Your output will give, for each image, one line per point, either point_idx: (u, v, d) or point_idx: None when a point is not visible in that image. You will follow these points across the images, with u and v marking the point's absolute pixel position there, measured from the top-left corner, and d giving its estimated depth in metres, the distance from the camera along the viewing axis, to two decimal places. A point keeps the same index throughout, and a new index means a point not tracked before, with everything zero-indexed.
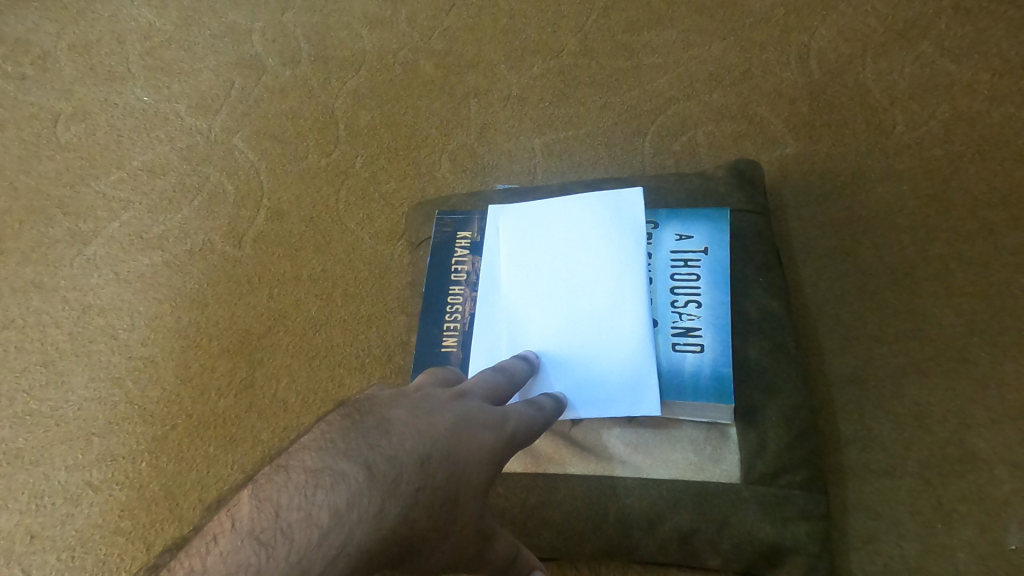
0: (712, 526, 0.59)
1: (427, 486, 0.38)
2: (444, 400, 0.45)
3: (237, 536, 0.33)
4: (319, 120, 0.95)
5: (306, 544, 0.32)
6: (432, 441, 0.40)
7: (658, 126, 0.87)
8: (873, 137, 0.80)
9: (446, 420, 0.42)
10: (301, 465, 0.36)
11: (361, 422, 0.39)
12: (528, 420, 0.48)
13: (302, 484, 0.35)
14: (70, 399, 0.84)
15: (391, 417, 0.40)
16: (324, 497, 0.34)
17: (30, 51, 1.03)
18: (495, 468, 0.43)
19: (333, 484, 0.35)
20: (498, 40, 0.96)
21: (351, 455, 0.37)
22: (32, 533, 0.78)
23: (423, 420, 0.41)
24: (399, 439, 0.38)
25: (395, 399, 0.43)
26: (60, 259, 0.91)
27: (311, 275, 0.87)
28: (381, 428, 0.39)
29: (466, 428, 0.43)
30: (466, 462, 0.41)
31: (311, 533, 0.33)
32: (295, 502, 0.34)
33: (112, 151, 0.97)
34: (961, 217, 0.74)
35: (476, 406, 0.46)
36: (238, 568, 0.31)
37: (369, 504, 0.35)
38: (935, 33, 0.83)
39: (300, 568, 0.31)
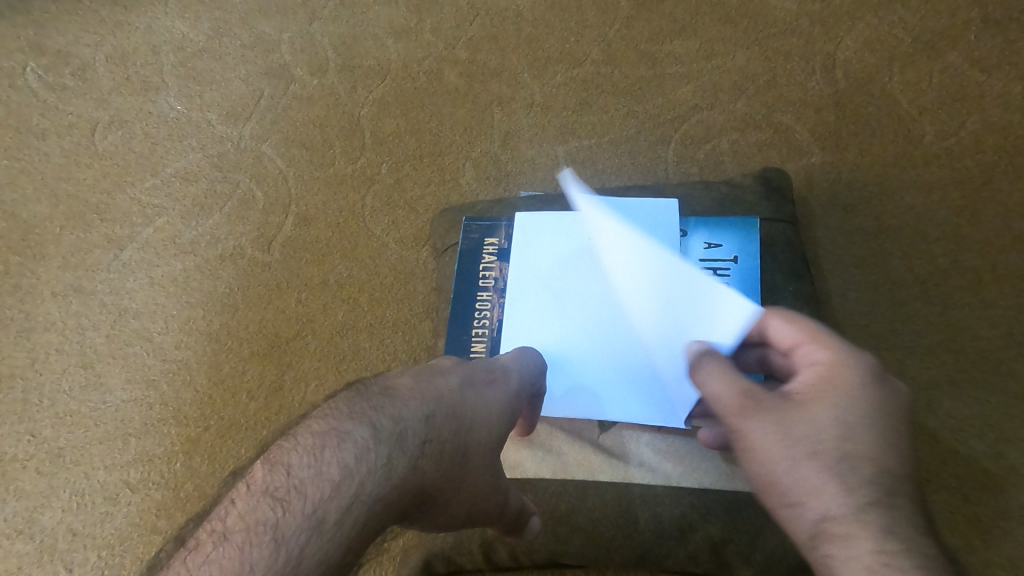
0: (744, 537, 0.59)
1: (432, 437, 0.44)
2: (442, 364, 0.51)
3: (253, 496, 0.39)
4: (346, 128, 0.97)
5: (319, 498, 0.38)
6: (435, 401, 0.46)
7: (682, 134, 0.87)
8: (902, 147, 0.80)
9: (450, 381, 0.48)
10: (309, 431, 0.42)
11: (364, 390, 0.46)
12: (527, 378, 0.54)
13: (311, 446, 0.41)
14: (107, 400, 0.86)
15: (394, 383, 0.46)
16: (333, 454, 0.40)
17: (70, 63, 1.07)
18: (503, 416, 0.50)
19: (340, 444, 0.41)
20: (523, 49, 0.97)
21: (355, 418, 0.43)
22: (73, 531, 0.80)
23: (426, 383, 0.47)
24: (401, 402, 0.45)
25: (399, 369, 0.49)
26: (97, 264, 0.94)
27: (339, 280, 0.89)
28: (384, 393, 0.45)
29: (469, 387, 0.49)
30: (470, 414, 0.47)
31: (325, 488, 0.39)
32: (305, 462, 0.40)
33: (148, 158, 1.00)
34: (993, 228, 0.74)
35: (478, 367, 0.52)
36: (259, 523, 0.37)
37: (376, 458, 0.41)
38: (964, 42, 0.83)
39: (317, 518, 0.37)
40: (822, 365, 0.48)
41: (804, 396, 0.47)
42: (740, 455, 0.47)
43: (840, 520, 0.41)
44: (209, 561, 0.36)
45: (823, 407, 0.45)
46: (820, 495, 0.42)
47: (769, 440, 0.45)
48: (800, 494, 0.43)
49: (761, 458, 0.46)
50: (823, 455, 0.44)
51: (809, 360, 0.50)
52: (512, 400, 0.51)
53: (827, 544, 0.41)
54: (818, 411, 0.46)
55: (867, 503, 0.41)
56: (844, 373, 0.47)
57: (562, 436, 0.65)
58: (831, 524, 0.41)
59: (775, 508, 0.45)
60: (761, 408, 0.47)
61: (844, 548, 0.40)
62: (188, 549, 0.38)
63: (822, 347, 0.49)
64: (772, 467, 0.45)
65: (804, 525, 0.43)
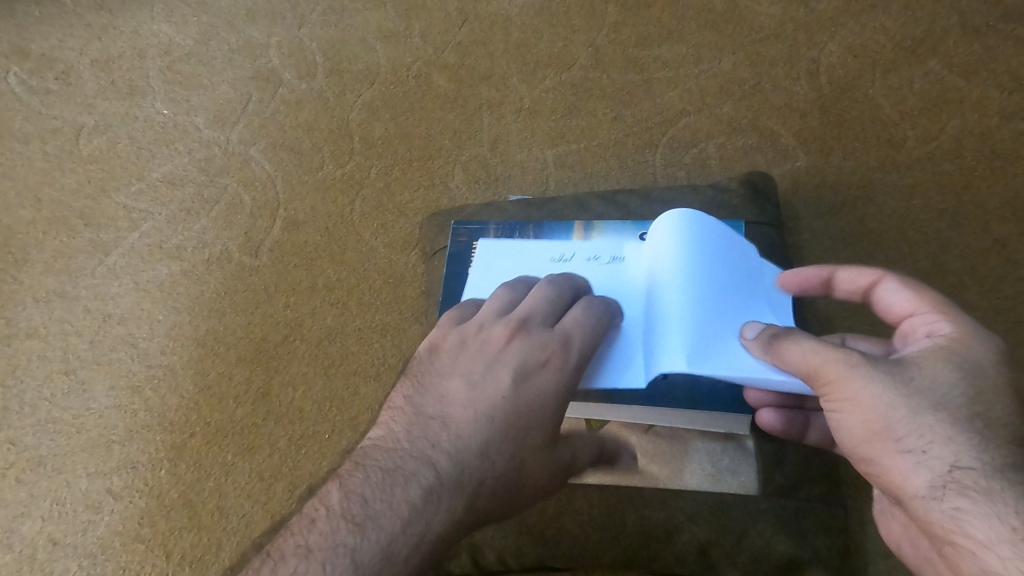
0: (730, 538, 0.59)
1: (490, 469, 0.45)
2: (498, 351, 0.50)
3: (332, 520, 0.42)
4: (334, 132, 0.97)
5: (392, 532, 0.41)
6: (492, 426, 0.46)
7: (669, 138, 0.88)
8: (884, 151, 0.81)
9: (503, 381, 0.48)
10: (377, 464, 0.45)
11: (424, 415, 0.48)
12: (589, 341, 0.50)
13: (381, 480, 0.44)
14: (91, 406, 0.85)
15: (451, 405, 0.48)
16: (402, 491, 0.43)
17: (54, 67, 1.06)
18: (557, 411, 0.48)
19: (407, 482, 0.43)
20: (511, 54, 0.97)
21: (418, 455, 0.45)
22: (54, 540, 0.79)
23: (481, 393, 0.48)
24: (458, 431, 0.46)
25: (459, 376, 0.50)
26: (81, 270, 0.93)
27: (327, 284, 0.88)
28: (441, 424, 0.47)
29: (523, 384, 0.48)
30: (521, 430, 0.47)
31: (396, 522, 0.41)
32: (377, 495, 0.43)
33: (133, 163, 0.99)
34: (972, 230, 0.76)
35: (532, 347, 0.50)
36: (338, 547, 0.40)
37: (441, 498, 0.43)
38: (943, 49, 0.84)
39: (390, 551, 0.40)
40: (946, 334, 0.46)
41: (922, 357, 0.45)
42: (841, 404, 0.46)
43: (971, 472, 0.40)
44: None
45: (949, 368, 0.44)
46: (947, 445, 0.41)
47: (884, 389, 0.44)
48: (922, 443, 0.42)
49: (874, 407, 0.44)
50: (949, 409, 0.42)
51: (928, 332, 0.47)
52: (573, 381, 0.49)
53: (955, 498, 0.40)
54: (940, 369, 0.44)
55: (1003, 461, 0.40)
56: (968, 339, 0.45)
57: None
58: (961, 475, 0.40)
59: (885, 456, 0.44)
60: (872, 362, 0.45)
61: (976, 501, 0.39)
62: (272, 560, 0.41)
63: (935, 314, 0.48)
64: (887, 417, 0.43)
65: (922, 474, 0.42)
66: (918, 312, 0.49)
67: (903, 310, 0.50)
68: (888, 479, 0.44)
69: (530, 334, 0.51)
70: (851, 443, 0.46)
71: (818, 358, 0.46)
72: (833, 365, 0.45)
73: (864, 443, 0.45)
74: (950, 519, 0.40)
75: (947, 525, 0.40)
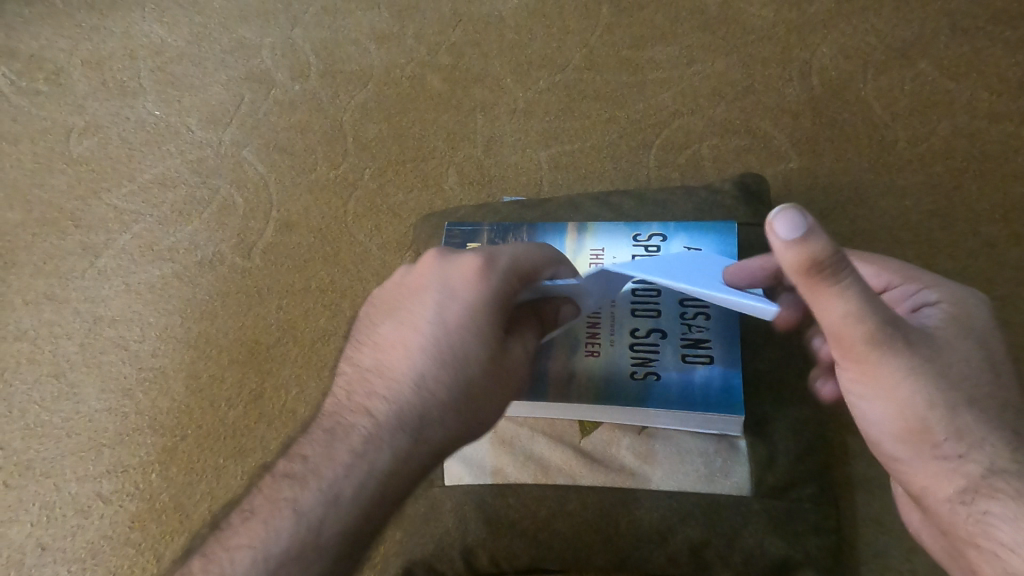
0: (723, 539, 0.59)
1: (436, 400, 0.46)
2: (419, 286, 0.49)
3: (274, 481, 0.44)
4: (327, 133, 0.97)
5: (334, 478, 0.43)
6: (425, 360, 0.46)
7: (662, 139, 0.88)
8: (876, 152, 0.82)
9: (430, 313, 0.47)
10: (321, 422, 0.46)
11: (361, 364, 0.48)
12: (520, 259, 0.49)
13: (323, 436, 0.45)
14: (80, 410, 0.85)
15: (384, 349, 0.48)
16: (342, 441, 0.44)
17: (44, 68, 1.05)
18: (491, 330, 0.47)
19: (347, 432, 0.45)
20: (505, 55, 0.97)
21: (355, 407, 0.46)
22: (42, 545, 0.79)
23: (410, 332, 0.47)
24: (393, 375, 0.46)
25: (389, 321, 0.49)
26: (71, 272, 0.92)
27: (320, 286, 0.88)
28: (376, 371, 0.47)
29: (449, 309, 0.47)
30: (460, 357, 0.46)
31: (337, 469, 0.43)
32: (318, 449, 0.45)
33: (124, 164, 0.98)
34: (962, 232, 0.76)
35: (453, 271, 0.48)
36: (280, 503, 0.42)
37: (382, 438, 0.44)
38: (934, 51, 0.85)
39: (333, 494, 0.42)
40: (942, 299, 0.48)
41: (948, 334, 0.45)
42: (876, 403, 0.45)
43: (1005, 476, 0.42)
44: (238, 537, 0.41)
45: (975, 358, 0.45)
46: (979, 449, 0.43)
47: (930, 390, 0.43)
48: (960, 449, 0.43)
49: (911, 409, 0.44)
50: (982, 409, 0.44)
51: (922, 301, 0.49)
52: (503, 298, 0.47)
53: (985, 501, 0.42)
54: (963, 346, 0.45)
55: None
56: (958, 304, 0.47)
57: (543, 441, 0.65)
58: (993, 478, 0.42)
59: (920, 457, 0.45)
60: (912, 354, 0.43)
61: (1006, 504, 0.41)
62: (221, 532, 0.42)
63: (913, 284, 0.50)
64: (924, 420, 0.44)
65: (955, 478, 0.44)
66: (893, 285, 0.51)
67: (880, 284, 0.51)
68: (917, 478, 0.46)
69: (449, 260, 0.49)
70: (880, 440, 0.47)
71: (851, 326, 0.41)
72: (867, 343, 0.42)
73: (897, 442, 0.46)
74: (975, 522, 0.42)
75: (974, 526, 0.42)
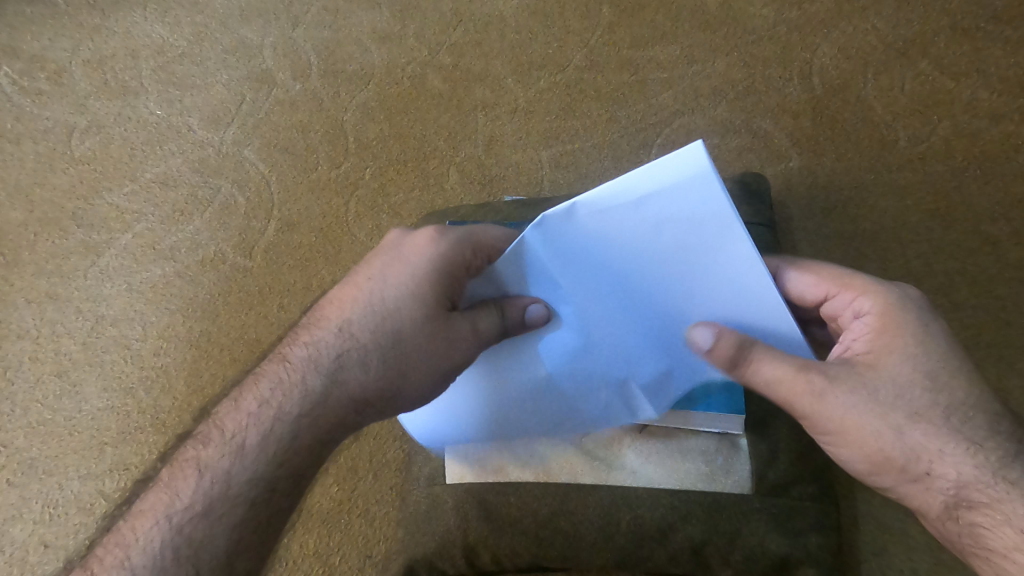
0: (724, 537, 0.59)
1: (370, 354, 0.50)
2: (371, 250, 0.53)
3: (190, 439, 0.49)
4: (328, 133, 0.97)
5: (246, 420, 0.48)
6: (352, 314, 0.51)
7: (663, 139, 0.89)
8: (876, 152, 0.82)
9: (370, 272, 0.52)
10: (252, 369, 0.52)
11: (302, 319, 0.53)
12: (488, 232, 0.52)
13: (249, 381, 0.50)
14: (82, 408, 0.85)
15: (323, 304, 0.52)
16: (262, 385, 0.50)
17: (46, 67, 1.05)
18: (423, 289, 0.50)
19: (269, 380, 0.50)
20: (505, 54, 0.97)
21: (280, 357, 0.51)
22: (45, 543, 0.79)
23: (347, 289, 0.52)
24: (323, 327, 0.51)
25: (341, 282, 0.53)
26: (73, 271, 0.92)
27: (321, 285, 0.88)
28: (311, 323, 0.52)
29: (390, 269, 0.51)
30: (388, 309, 0.50)
31: (243, 418, 0.48)
32: (239, 396, 0.50)
33: (126, 163, 0.98)
34: (962, 231, 0.77)
35: (402, 240, 0.53)
36: (188, 458, 0.48)
37: (298, 383, 0.49)
38: (935, 50, 0.85)
39: (240, 439, 0.47)
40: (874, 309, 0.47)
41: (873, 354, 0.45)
42: (836, 441, 0.46)
43: (975, 485, 0.42)
44: (149, 502, 0.46)
45: (911, 366, 0.44)
46: (947, 464, 0.43)
47: (875, 420, 0.44)
48: (925, 467, 0.43)
49: (869, 440, 0.44)
50: (931, 421, 0.43)
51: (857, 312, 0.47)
52: (454, 265, 0.50)
53: (969, 514, 0.43)
54: (892, 361, 0.44)
55: (999, 459, 0.42)
56: (891, 309, 0.46)
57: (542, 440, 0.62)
58: (967, 491, 0.42)
59: (896, 484, 0.45)
60: (839, 380, 0.45)
61: (987, 514, 0.42)
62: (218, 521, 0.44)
63: (847, 292, 0.48)
64: (884, 447, 0.44)
65: (936, 495, 0.44)
66: (831, 294, 0.49)
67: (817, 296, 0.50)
68: (902, 501, 0.46)
69: (405, 231, 0.54)
70: (858, 473, 0.47)
71: (782, 384, 0.45)
72: (801, 395, 0.45)
73: (872, 476, 0.45)
74: (971, 536, 0.43)
75: (967, 539, 0.43)
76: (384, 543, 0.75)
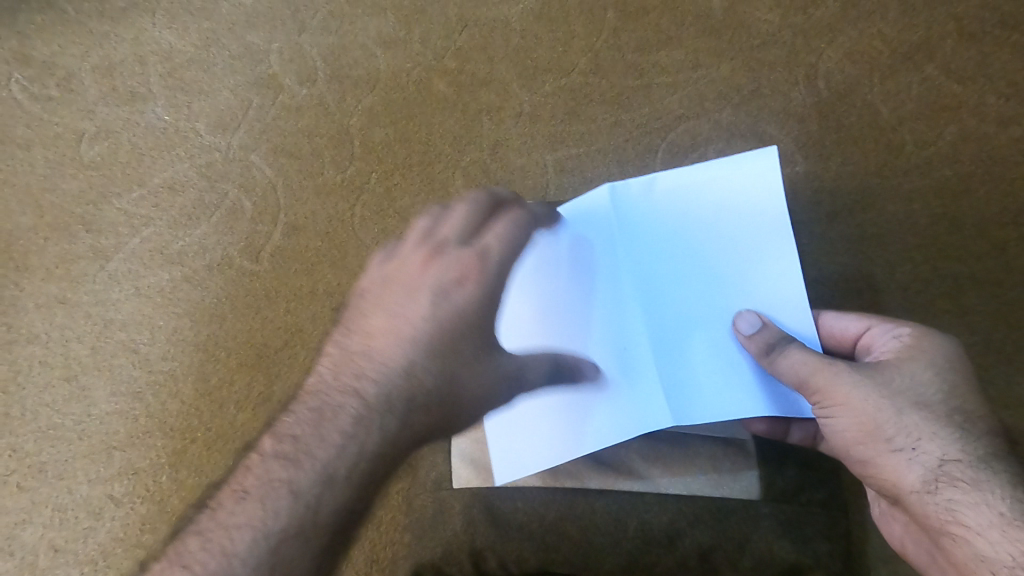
0: (732, 543, 0.59)
1: (421, 386, 0.51)
2: (415, 284, 0.54)
3: (263, 473, 0.48)
4: (334, 138, 0.97)
5: (328, 458, 0.48)
6: (413, 352, 0.52)
7: (668, 144, 0.89)
8: (883, 156, 0.82)
9: (422, 306, 0.53)
10: (308, 406, 0.51)
11: (349, 353, 0.53)
12: (507, 254, 0.55)
13: (313, 419, 0.50)
14: (91, 413, 0.85)
15: (372, 341, 0.53)
16: (334, 425, 0.49)
17: (56, 73, 1.06)
18: (477, 324, 0.54)
19: (337, 416, 0.49)
20: (511, 59, 0.98)
21: (345, 391, 0.51)
22: (55, 547, 0.80)
23: (402, 322, 0.53)
24: (382, 363, 0.52)
25: (384, 313, 0.54)
26: (81, 276, 0.93)
27: (328, 290, 0.89)
28: (364, 358, 0.52)
29: (443, 302, 0.53)
30: (450, 342, 0.53)
31: (329, 450, 0.48)
32: (309, 432, 0.49)
33: (134, 169, 0.99)
34: (971, 235, 0.77)
35: (446, 267, 0.54)
36: (275, 483, 0.47)
37: (372, 421, 0.49)
38: (941, 54, 0.85)
39: (327, 473, 0.47)
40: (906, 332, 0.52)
41: (896, 358, 0.51)
42: (834, 413, 0.50)
43: (958, 465, 0.47)
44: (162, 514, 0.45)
45: (923, 366, 0.50)
46: (933, 442, 0.47)
47: (874, 396, 0.49)
48: (912, 442, 0.48)
49: (866, 414, 0.49)
50: (929, 408, 0.48)
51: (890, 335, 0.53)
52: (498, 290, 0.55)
53: (949, 491, 0.47)
54: (913, 367, 0.50)
55: (982, 451, 0.47)
56: (923, 334, 0.52)
57: None
58: (948, 468, 0.47)
59: (880, 455, 0.49)
60: (857, 368, 0.50)
61: (962, 490, 0.46)
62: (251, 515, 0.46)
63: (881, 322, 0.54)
64: (876, 421, 0.49)
65: (914, 471, 0.48)
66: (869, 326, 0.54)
67: (858, 328, 0.55)
68: (883, 477, 0.50)
69: (440, 257, 0.55)
70: (846, 448, 0.51)
71: (810, 367, 0.50)
72: (824, 375, 0.50)
73: (858, 448, 0.50)
74: (945, 511, 0.47)
75: (943, 516, 0.47)
76: (392, 547, 0.75)
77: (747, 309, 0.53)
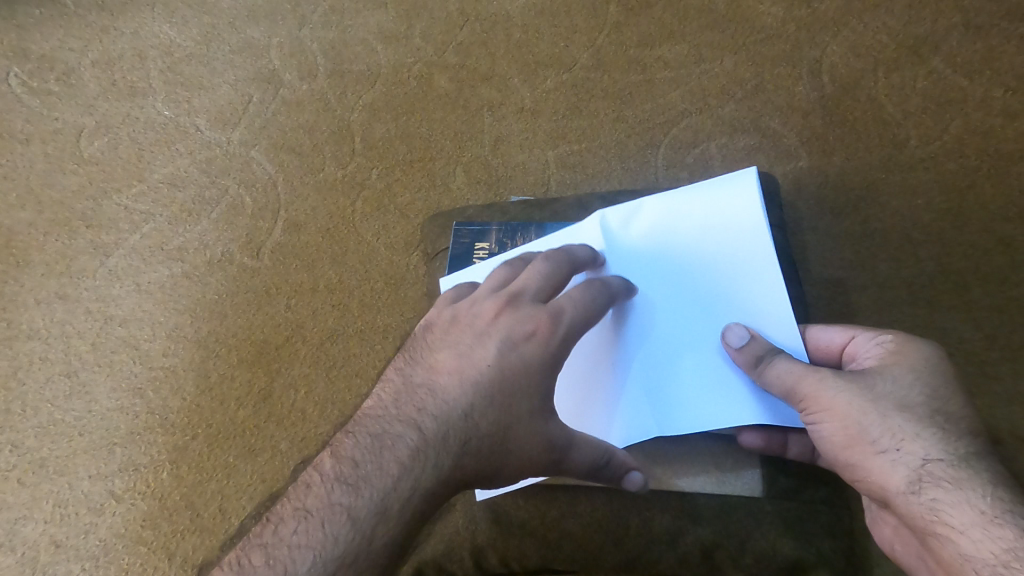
0: (734, 540, 0.59)
1: (479, 429, 0.47)
2: (487, 325, 0.51)
3: (327, 484, 0.43)
4: (335, 133, 0.97)
5: (384, 488, 0.42)
6: (475, 393, 0.48)
7: (670, 138, 0.88)
8: (887, 151, 0.81)
9: (488, 352, 0.49)
10: (365, 431, 0.46)
11: (410, 385, 0.49)
12: (583, 315, 0.51)
13: (370, 445, 0.45)
14: (92, 409, 0.85)
15: (436, 375, 0.49)
16: (390, 454, 0.44)
17: (56, 68, 1.06)
18: (545, 375, 0.50)
19: (395, 445, 0.44)
20: (512, 54, 0.97)
21: (404, 421, 0.46)
22: (56, 542, 0.80)
23: (467, 362, 0.49)
24: (443, 399, 0.47)
25: (451, 347, 0.50)
26: (82, 272, 0.93)
27: (328, 286, 0.88)
28: (426, 391, 0.48)
29: (511, 348, 0.49)
30: (511, 390, 0.48)
31: (387, 479, 0.43)
32: (367, 457, 0.44)
33: (134, 164, 0.99)
34: (977, 231, 0.76)
35: (520, 318, 0.51)
36: (334, 507, 0.41)
37: (428, 457, 0.44)
38: (946, 48, 0.84)
39: (383, 505, 0.42)
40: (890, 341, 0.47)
41: (878, 365, 0.46)
42: (816, 418, 0.46)
43: (941, 463, 0.41)
44: None
45: (906, 369, 0.45)
46: (917, 441, 0.42)
47: (855, 398, 0.45)
48: (895, 442, 0.43)
49: (848, 415, 0.45)
50: (914, 408, 0.43)
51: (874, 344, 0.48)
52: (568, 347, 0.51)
53: (930, 490, 0.41)
54: (897, 370, 0.45)
55: (968, 451, 0.41)
56: (908, 340, 0.47)
57: None
58: (932, 466, 0.41)
59: (862, 458, 0.44)
60: (839, 374, 0.46)
61: (947, 490, 0.40)
62: (273, 523, 0.42)
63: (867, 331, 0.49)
64: (857, 421, 0.44)
65: (898, 471, 0.42)
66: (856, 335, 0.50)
67: (841, 339, 0.50)
68: (868, 483, 0.44)
69: (519, 308, 0.51)
70: (830, 454, 0.46)
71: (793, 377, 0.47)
72: (804, 382, 0.46)
73: (841, 452, 0.45)
74: (929, 510, 0.40)
75: (928, 517, 0.40)
76: None
77: (737, 322, 0.52)
